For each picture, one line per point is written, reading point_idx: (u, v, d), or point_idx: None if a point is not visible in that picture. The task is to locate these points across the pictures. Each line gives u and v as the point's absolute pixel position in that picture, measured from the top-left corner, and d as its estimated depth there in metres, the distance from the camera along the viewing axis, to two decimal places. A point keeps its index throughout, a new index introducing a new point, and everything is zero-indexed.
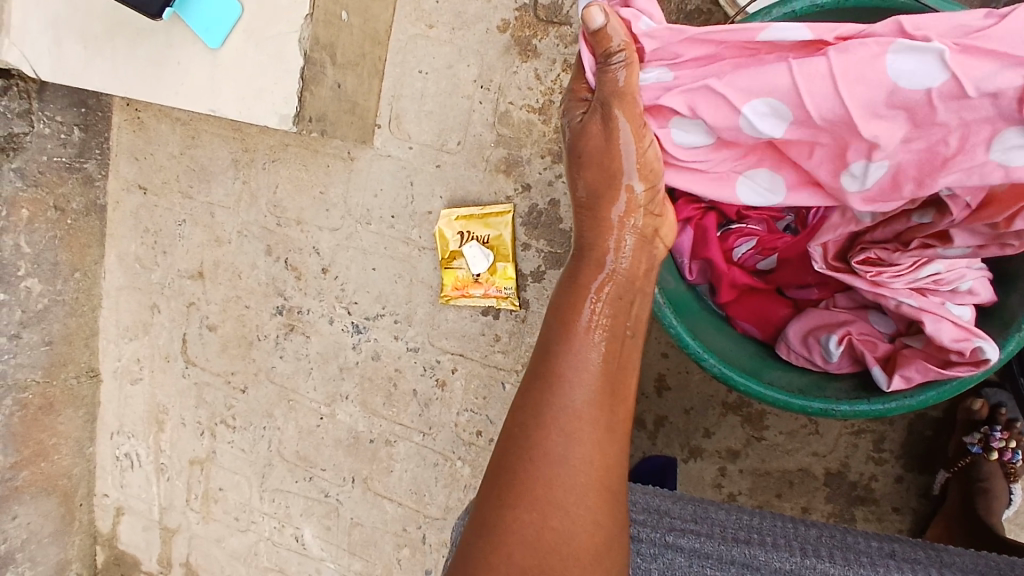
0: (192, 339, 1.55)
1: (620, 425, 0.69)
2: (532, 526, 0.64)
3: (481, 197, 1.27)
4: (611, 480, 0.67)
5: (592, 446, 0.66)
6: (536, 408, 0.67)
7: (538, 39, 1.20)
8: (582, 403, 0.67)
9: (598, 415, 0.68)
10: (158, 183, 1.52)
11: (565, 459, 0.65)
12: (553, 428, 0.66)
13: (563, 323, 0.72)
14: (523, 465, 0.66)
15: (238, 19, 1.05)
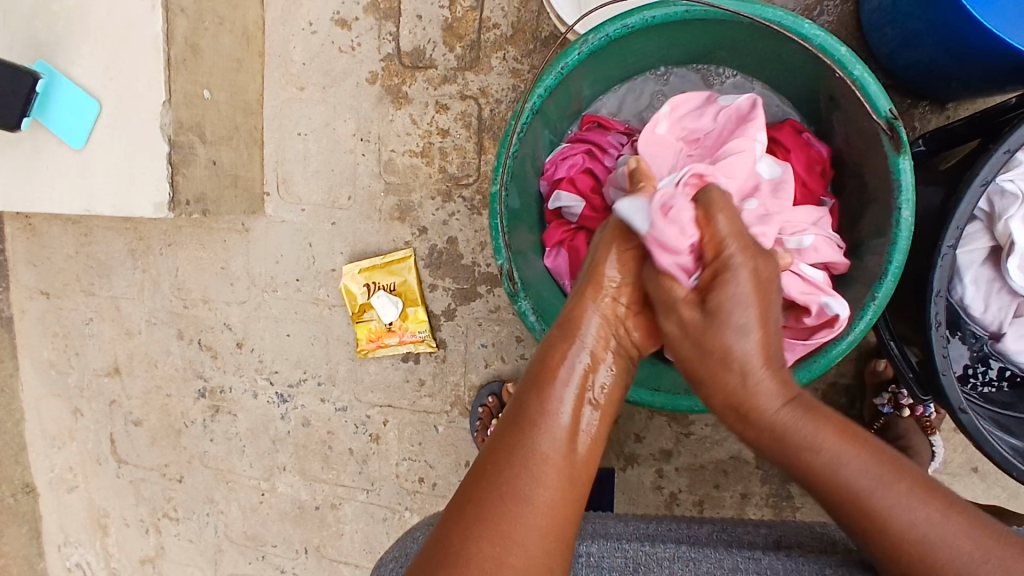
0: (120, 437, 1.49)
1: (583, 481, 0.65)
2: (487, 561, 0.58)
3: (381, 246, 1.27)
4: (566, 532, 0.62)
5: (555, 491, 0.62)
6: (511, 445, 0.64)
7: (408, 85, 1.21)
8: (552, 448, 0.64)
9: (563, 465, 0.64)
10: (58, 285, 1.46)
11: (530, 499, 0.61)
12: (519, 471, 0.62)
13: (541, 375, 0.69)
14: (489, 493, 0.61)
15: (98, 114, 1.03)
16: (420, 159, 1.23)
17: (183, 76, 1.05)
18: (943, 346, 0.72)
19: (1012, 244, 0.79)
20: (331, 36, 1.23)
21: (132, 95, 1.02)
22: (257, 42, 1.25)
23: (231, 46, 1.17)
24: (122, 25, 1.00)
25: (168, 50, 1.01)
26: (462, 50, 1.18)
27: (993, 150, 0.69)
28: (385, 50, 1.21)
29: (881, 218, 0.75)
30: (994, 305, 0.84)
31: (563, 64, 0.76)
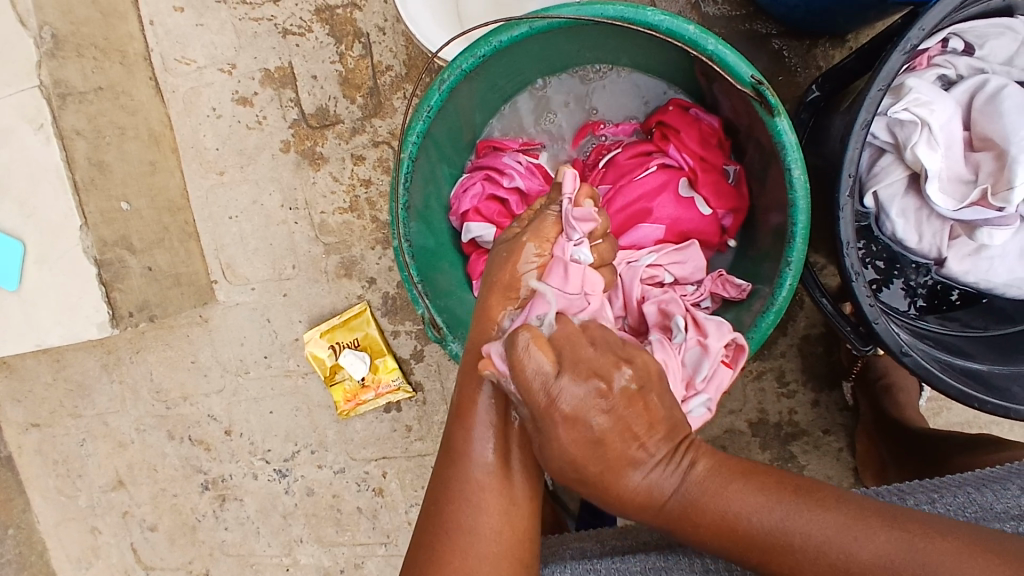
0: (141, 545, 1.49)
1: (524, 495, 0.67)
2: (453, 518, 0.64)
3: (336, 305, 1.27)
4: (524, 551, 0.65)
5: (500, 520, 0.64)
6: (444, 487, 0.66)
7: (321, 145, 1.22)
8: (486, 474, 0.66)
9: (501, 484, 0.66)
10: (46, 414, 1.48)
11: (478, 507, 0.64)
12: (460, 508, 0.64)
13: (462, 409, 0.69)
14: (442, 502, 0.65)
15: (24, 252, 1.05)
16: (351, 214, 1.23)
17: (96, 196, 1.08)
18: (868, 296, 0.70)
19: (926, 170, 0.78)
20: (236, 116, 1.24)
21: (50, 230, 1.05)
22: (167, 139, 1.27)
23: (140, 151, 1.20)
24: (21, 165, 1.03)
25: (72, 175, 1.04)
26: (363, 98, 1.19)
27: (867, 89, 0.67)
28: (291, 116, 1.22)
29: (779, 179, 0.75)
30: (928, 232, 0.82)
31: (428, 107, 0.77)
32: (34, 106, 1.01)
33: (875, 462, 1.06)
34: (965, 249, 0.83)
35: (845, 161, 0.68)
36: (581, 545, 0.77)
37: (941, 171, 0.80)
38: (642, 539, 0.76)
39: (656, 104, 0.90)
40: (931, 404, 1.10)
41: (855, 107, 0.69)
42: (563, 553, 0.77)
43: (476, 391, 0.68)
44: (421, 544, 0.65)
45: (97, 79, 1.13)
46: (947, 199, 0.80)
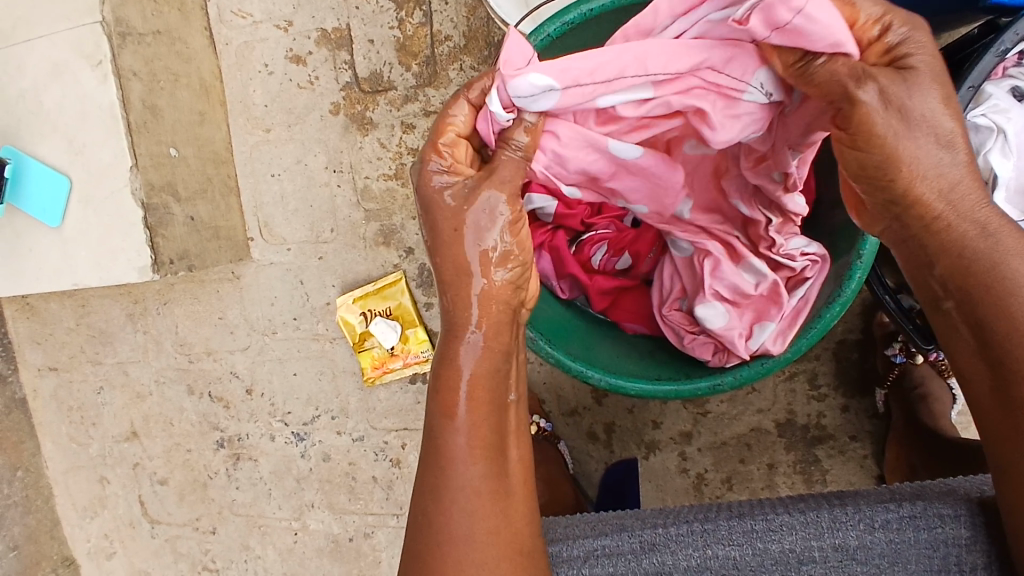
0: (150, 498, 1.48)
1: (520, 489, 0.64)
2: (437, 521, 0.62)
3: (371, 272, 1.27)
4: (519, 538, 0.63)
5: (494, 516, 0.62)
6: (433, 490, 0.62)
7: (371, 110, 1.22)
8: (479, 477, 0.62)
9: (496, 486, 0.63)
10: (66, 359, 1.47)
11: (463, 512, 0.62)
12: (450, 512, 0.62)
13: (441, 396, 0.63)
14: (430, 500, 0.63)
15: (71, 189, 1.05)
16: (395, 182, 1.23)
17: (146, 139, 1.07)
18: None
19: (995, 177, 0.78)
20: (288, 74, 1.24)
21: (98, 170, 1.04)
22: (216, 92, 1.26)
23: (190, 100, 1.19)
24: (78, 102, 1.03)
25: (126, 116, 1.03)
26: (418, 67, 1.18)
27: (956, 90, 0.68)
28: (343, 79, 1.22)
29: None
30: None
31: None
32: (93, 42, 1.01)
33: (902, 471, 1.06)
34: None
35: None
36: (619, 515, 0.75)
37: (1009, 181, 0.79)
38: (679, 509, 0.74)
39: None
40: (961, 418, 1.11)
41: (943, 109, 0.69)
42: (595, 520, 0.74)
43: (460, 371, 0.62)
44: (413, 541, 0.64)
45: (155, 23, 1.12)
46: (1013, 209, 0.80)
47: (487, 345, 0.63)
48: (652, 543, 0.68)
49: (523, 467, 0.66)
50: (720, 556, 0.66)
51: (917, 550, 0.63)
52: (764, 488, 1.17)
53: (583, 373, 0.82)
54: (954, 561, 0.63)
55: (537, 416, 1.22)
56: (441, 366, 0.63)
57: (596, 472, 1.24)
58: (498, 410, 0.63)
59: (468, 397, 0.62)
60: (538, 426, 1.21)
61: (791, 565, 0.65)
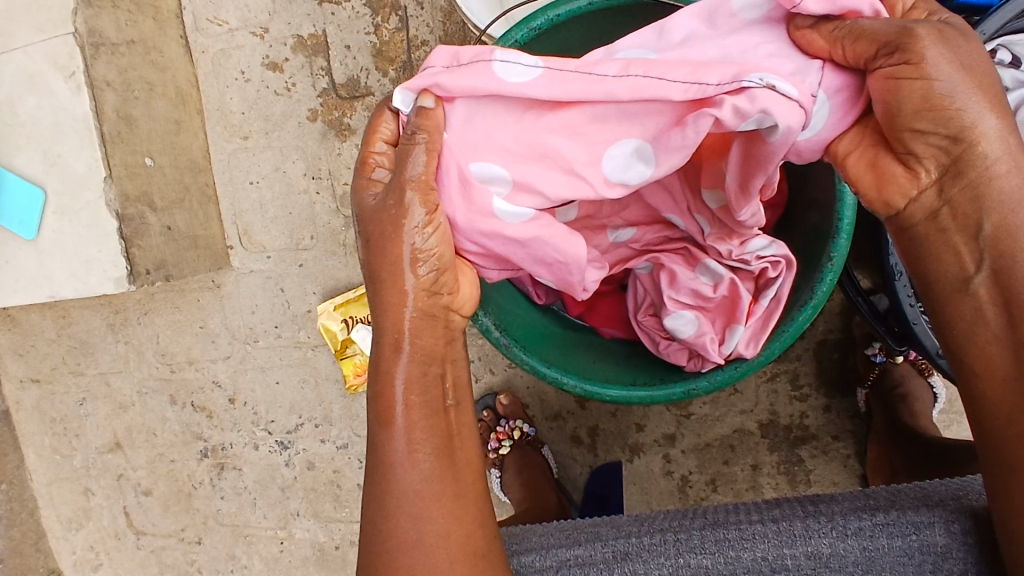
0: (133, 510, 1.46)
1: (471, 490, 0.62)
2: (384, 530, 0.60)
3: (352, 279, 1.26)
4: (475, 540, 0.60)
5: (445, 520, 0.59)
6: (380, 501, 0.60)
7: (349, 116, 1.22)
8: (423, 479, 0.60)
9: (443, 487, 0.60)
10: (47, 370, 1.46)
11: (411, 517, 0.59)
12: (400, 520, 0.59)
13: (381, 399, 0.61)
14: (377, 507, 0.60)
15: (45, 202, 1.03)
16: None
17: (121, 149, 1.07)
18: (909, 298, 0.76)
19: None
20: (265, 81, 1.24)
21: (73, 180, 1.03)
22: (193, 100, 1.26)
23: (166, 109, 1.19)
24: (52, 113, 1.02)
25: (100, 126, 1.03)
26: (396, 72, 1.18)
27: None
28: (320, 85, 1.22)
29: (823, 174, 0.76)
30: None
31: None
32: (66, 53, 1.01)
33: (884, 470, 1.07)
34: None
35: None
36: (596, 526, 0.75)
37: None
38: (655, 518, 0.74)
39: None
40: (942, 416, 1.11)
41: None
42: (570, 528, 0.75)
43: (393, 376, 0.61)
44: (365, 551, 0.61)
45: (129, 32, 1.11)
46: None
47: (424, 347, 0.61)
48: (625, 552, 0.68)
49: (472, 466, 0.63)
50: (692, 565, 0.66)
51: (890, 557, 0.62)
52: (748, 489, 1.16)
53: (559, 380, 0.81)
54: (931, 568, 0.62)
55: (521, 421, 1.21)
56: (378, 373, 0.62)
57: (581, 476, 1.23)
58: (436, 412, 0.61)
59: (406, 394, 0.60)
60: (521, 432, 1.21)
61: (764, 573, 0.65)
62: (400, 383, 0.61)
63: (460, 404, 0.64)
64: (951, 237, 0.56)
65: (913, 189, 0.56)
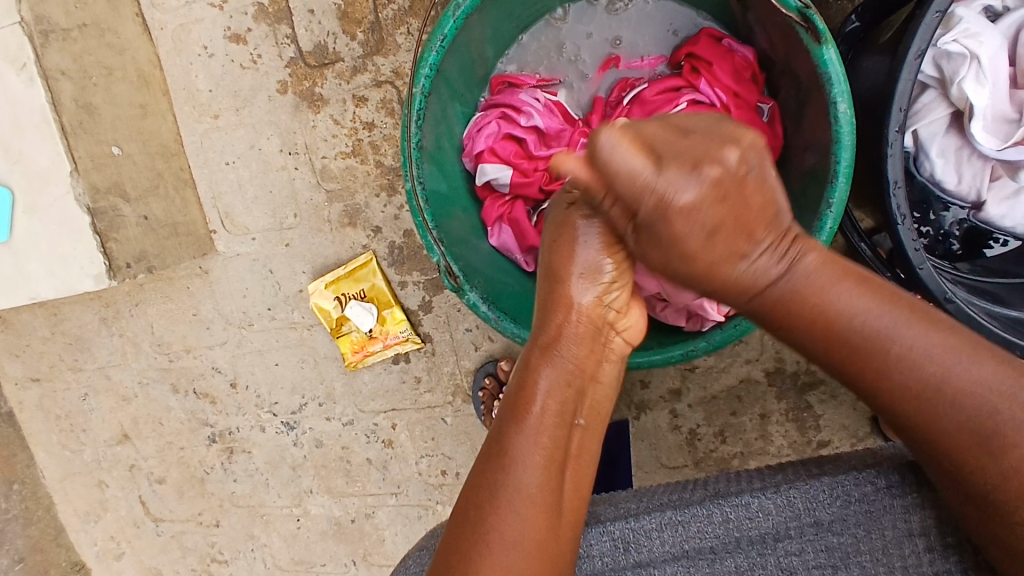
0: (149, 498, 1.46)
1: (569, 512, 0.64)
2: (485, 525, 0.60)
3: (341, 255, 1.22)
4: (558, 564, 0.62)
5: (543, 526, 0.61)
6: (488, 491, 0.62)
7: (320, 86, 1.17)
8: (537, 484, 0.62)
9: (551, 499, 0.62)
10: (46, 368, 1.45)
11: (517, 525, 0.60)
12: (502, 508, 0.61)
13: (518, 402, 0.66)
14: (479, 503, 0.62)
15: (14, 200, 1.00)
16: (353, 159, 1.18)
17: (85, 140, 1.02)
18: (913, 239, 0.72)
19: (971, 106, 0.78)
20: (229, 54, 1.19)
21: (37, 177, 0.99)
22: (157, 81, 1.21)
23: (129, 93, 1.14)
24: (7, 107, 0.97)
25: (59, 118, 0.98)
26: (364, 34, 1.14)
27: (922, 15, 0.68)
28: (287, 55, 1.17)
29: (818, 117, 0.76)
30: (968, 173, 0.82)
31: (441, 36, 0.78)
32: (16, 44, 0.95)
33: None
34: (1005, 191, 0.82)
35: (897, 93, 0.69)
36: (592, 505, 0.75)
37: (986, 109, 0.79)
38: (653, 491, 0.74)
39: (685, 33, 0.93)
40: None
41: (907, 34, 0.69)
42: None
43: (538, 383, 0.67)
44: (445, 551, 0.61)
45: (81, 14, 1.06)
46: (989, 138, 0.79)
47: (574, 359, 0.69)
48: (626, 537, 0.68)
49: (578, 493, 0.65)
50: (698, 546, 0.66)
51: (892, 516, 0.64)
52: (758, 438, 1.15)
53: None
54: (934, 525, 0.63)
55: None
56: (523, 375, 0.68)
57: None
58: (564, 425, 0.66)
59: (548, 400, 0.66)
60: None
61: (768, 544, 0.65)
62: (542, 396, 0.66)
63: (587, 426, 0.68)
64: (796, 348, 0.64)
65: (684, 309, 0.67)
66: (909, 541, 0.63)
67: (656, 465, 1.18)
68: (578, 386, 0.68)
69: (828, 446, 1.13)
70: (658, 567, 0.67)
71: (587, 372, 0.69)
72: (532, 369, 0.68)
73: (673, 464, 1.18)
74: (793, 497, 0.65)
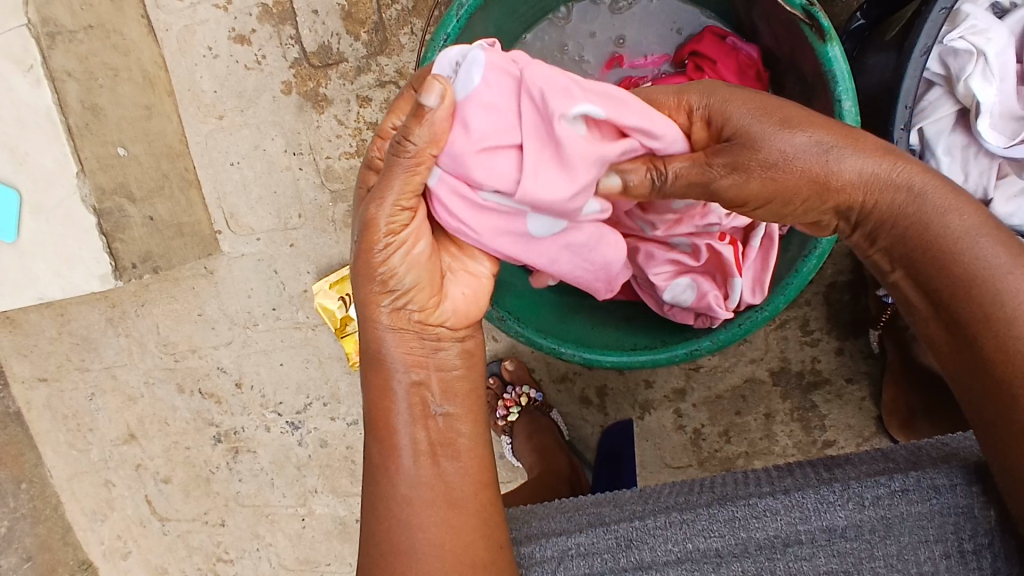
0: (156, 498, 1.47)
1: (468, 500, 0.64)
2: (377, 530, 0.63)
3: (345, 255, 1.23)
4: (473, 553, 0.63)
5: (439, 529, 0.62)
6: (379, 499, 0.64)
7: (324, 86, 1.17)
8: (422, 483, 0.63)
9: (440, 493, 0.63)
10: (53, 368, 1.46)
11: (408, 536, 0.62)
12: (395, 526, 0.63)
13: (375, 410, 0.65)
14: (374, 512, 0.64)
15: (20, 201, 1.01)
16: (358, 159, 1.18)
17: (91, 141, 1.03)
18: None
19: (978, 104, 0.78)
20: (233, 55, 1.19)
21: (44, 179, 1.00)
22: (162, 82, 1.21)
23: (134, 94, 1.15)
24: (12, 108, 0.97)
25: (66, 119, 0.99)
26: (367, 34, 1.14)
27: (928, 12, 0.67)
28: (291, 55, 1.17)
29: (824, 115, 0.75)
30: (974, 171, 0.81)
31: (445, 36, 0.78)
32: (21, 45, 0.96)
33: (901, 411, 1.04)
34: (1012, 189, 0.80)
35: (902, 91, 0.70)
36: (597, 507, 0.75)
37: (994, 106, 0.78)
38: (661, 497, 0.74)
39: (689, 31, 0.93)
40: None
41: (913, 32, 0.69)
42: (572, 511, 0.76)
43: (393, 390, 0.64)
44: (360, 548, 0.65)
45: (86, 16, 1.07)
46: (997, 135, 0.78)
47: (406, 356, 0.64)
48: (628, 537, 0.68)
49: (476, 478, 0.66)
50: (702, 547, 0.66)
51: (908, 523, 0.62)
52: (763, 438, 1.14)
53: (555, 349, 0.81)
54: (953, 530, 0.61)
55: (528, 387, 1.20)
56: (370, 384, 0.65)
57: (592, 436, 1.21)
58: (428, 418, 0.64)
59: (408, 404, 0.64)
60: (528, 398, 1.19)
61: (778, 549, 0.64)
62: (394, 403, 0.64)
63: (449, 413, 0.66)
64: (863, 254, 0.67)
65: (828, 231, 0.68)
66: (925, 547, 0.61)
67: (660, 465, 1.18)
68: (417, 378, 0.65)
69: (834, 445, 1.12)
70: (659, 569, 0.66)
71: (428, 362, 0.65)
72: (379, 373, 0.64)
73: (678, 465, 1.17)
74: (801, 498, 0.65)
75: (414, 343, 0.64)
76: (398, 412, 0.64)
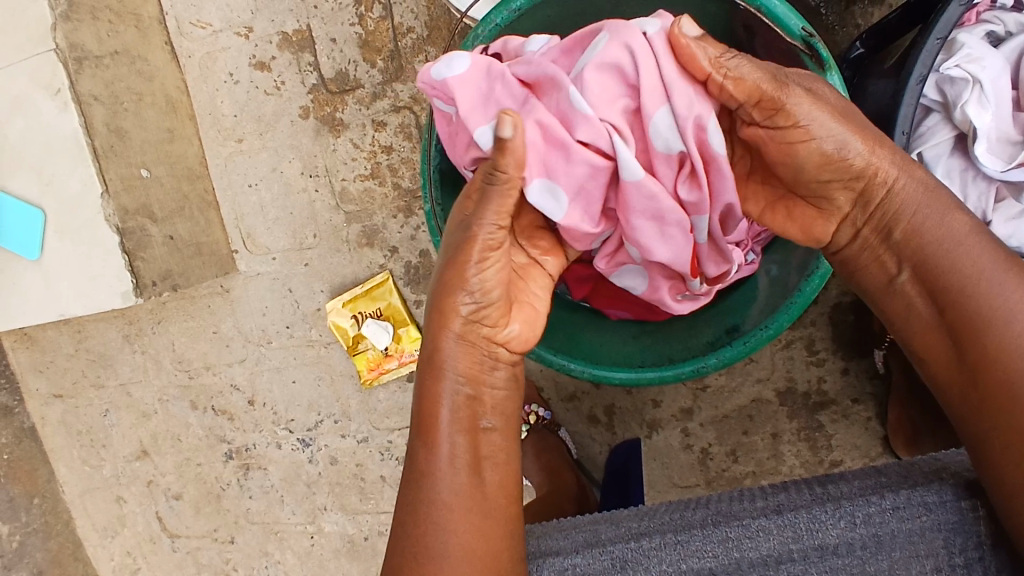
0: (166, 514, 1.48)
1: (501, 511, 0.65)
2: (415, 541, 0.63)
3: (358, 274, 1.25)
4: (503, 557, 0.64)
5: (472, 536, 0.63)
6: (415, 512, 0.64)
7: (341, 111, 1.21)
8: (458, 495, 0.64)
9: (474, 504, 0.64)
10: (69, 385, 1.49)
11: (445, 548, 0.63)
12: (430, 532, 0.63)
13: (422, 420, 0.66)
14: (411, 526, 0.64)
15: (46, 220, 1.04)
16: (372, 181, 1.22)
17: (115, 163, 1.07)
18: None
19: (975, 130, 0.80)
20: (253, 81, 1.24)
21: (70, 199, 1.03)
22: (184, 106, 1.26)
23: (157, 118, 1.19)
24: (42, 133, 1.01)
25: (91, 141, 1.02)
26: (383, 62, 1.18)
27: (922, 42, 0.70)
28: (309, 81, 1.21)
29: None
30: (973, 194, 0.84)
31: None
32: (50, 71, 1.00)
33: (906, 430, 1.05)
34: (1011, 211, 0.83)
35: (899, 118, 0.73)
36: (594, 525, 0.76)
37: (990, 132, 0.81)
38: (656, 514, 0.75)
39: None
40: None
41: (909, 62, 0.72)
42: (568, 529, 0.76)
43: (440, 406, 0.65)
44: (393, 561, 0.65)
45: (113, 43, 1.11)
46: (995, 159, 0.81)
47: (461, 368, 0.65)
48: (624, 557, 0.69)
49: (505, 490, 0.66)
50: (697, 568, 0.67)
51: (899, 542, 0.63)
52: (769, 458, 1.15)
53: (566, 366, 0.83)
54: (943, 547, 0.63)
55: (537, 405, 1.20)
56: (424, 393, 0.66)
57: (600, 455, 1.23)
58: (473, 432, 0.65)
59: (453, 420, 0.65)
60: (538, 415, 1.20)
61: (771, 567, 0.66)
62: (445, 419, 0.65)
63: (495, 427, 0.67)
64: (871, 252, 0.69)
65: (831, 225, 0.70)
66: (916, 563, 0.63)
67: (668, 484, 1.19)
68: (471, 392, 0.66)
69: (840, 465, 1.13)
70: None
71: (477, 374, 0.66)
72: (433, 383, 0.66)
73: (686, 484, 1.18)
74: (795, 518, 0.66)
75: (472, 356, 0.66)
76: (443, 425, 0.65)
